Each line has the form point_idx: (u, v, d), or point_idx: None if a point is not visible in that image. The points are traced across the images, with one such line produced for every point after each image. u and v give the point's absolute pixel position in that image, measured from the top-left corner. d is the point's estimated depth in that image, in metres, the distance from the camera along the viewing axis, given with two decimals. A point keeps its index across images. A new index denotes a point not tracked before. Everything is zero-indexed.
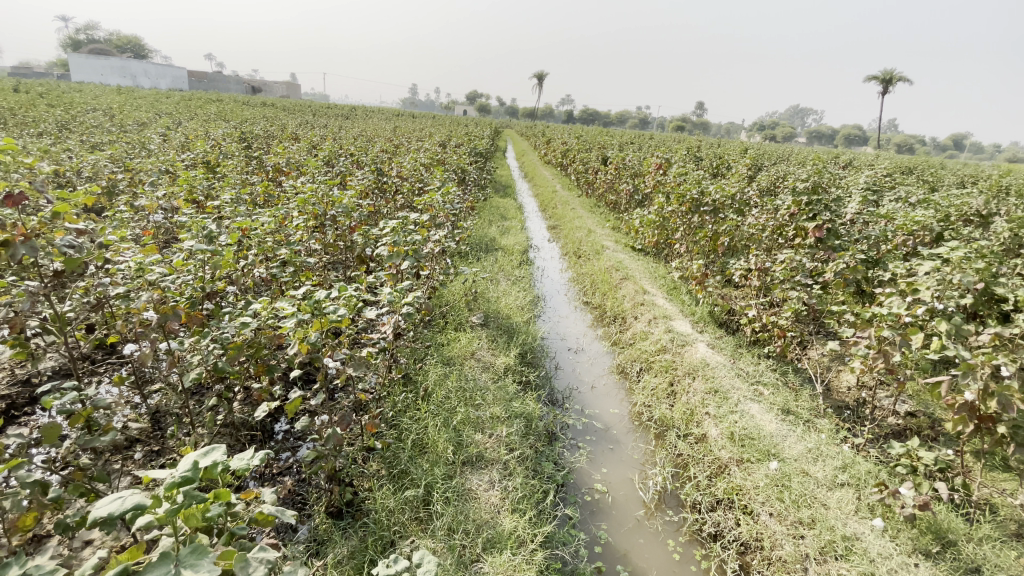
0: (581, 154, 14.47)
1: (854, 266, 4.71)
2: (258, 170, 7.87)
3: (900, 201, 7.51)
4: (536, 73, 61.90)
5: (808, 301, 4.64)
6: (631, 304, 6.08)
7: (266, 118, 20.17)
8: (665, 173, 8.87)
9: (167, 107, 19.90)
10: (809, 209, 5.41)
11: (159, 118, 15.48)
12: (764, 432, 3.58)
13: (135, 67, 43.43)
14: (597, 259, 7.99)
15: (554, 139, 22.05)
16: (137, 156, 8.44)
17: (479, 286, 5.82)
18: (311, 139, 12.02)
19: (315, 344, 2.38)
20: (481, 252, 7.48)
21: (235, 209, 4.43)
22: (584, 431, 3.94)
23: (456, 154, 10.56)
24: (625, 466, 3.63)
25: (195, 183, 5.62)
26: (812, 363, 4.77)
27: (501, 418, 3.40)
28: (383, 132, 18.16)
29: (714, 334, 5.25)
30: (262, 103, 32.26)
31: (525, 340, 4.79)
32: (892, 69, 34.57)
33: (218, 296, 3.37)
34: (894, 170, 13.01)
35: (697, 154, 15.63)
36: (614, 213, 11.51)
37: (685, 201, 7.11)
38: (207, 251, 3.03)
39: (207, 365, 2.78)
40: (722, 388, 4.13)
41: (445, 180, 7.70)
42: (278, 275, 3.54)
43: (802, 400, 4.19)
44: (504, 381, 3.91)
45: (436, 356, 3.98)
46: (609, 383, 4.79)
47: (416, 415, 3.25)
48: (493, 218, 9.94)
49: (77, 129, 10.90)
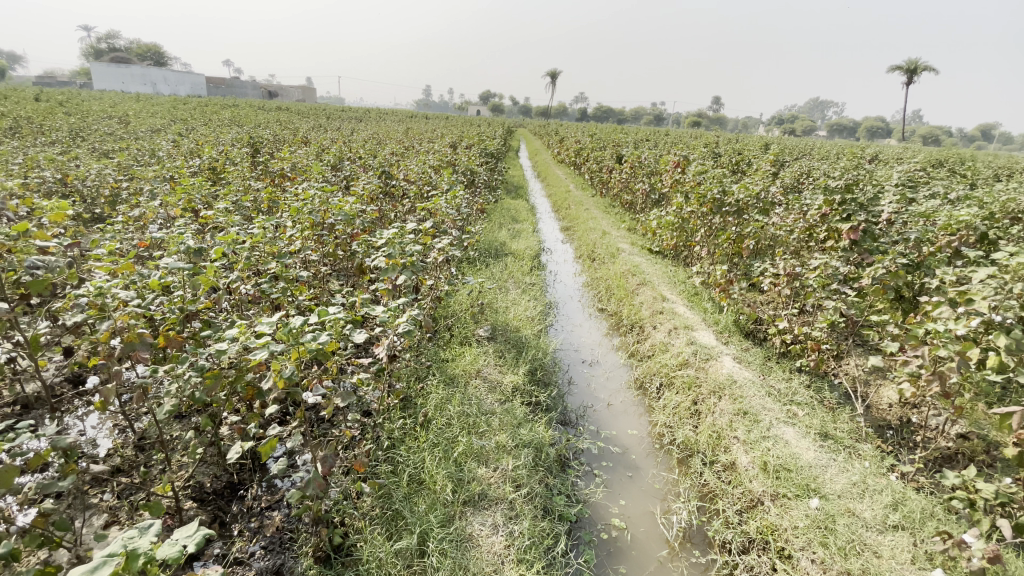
0: (595, 152, 14.09)
1: (895, 272, 4.31)
2: (263, 175, 7.68)
3: (937, 197, 7.01)
4: (549, 71, 61.37)
5: (844, 311, 4.25)
6: (650, 311, 5.73)
7: (278, 122, 20.19)
8: (684, 171, 8.47)
9: (180, 113, 19.98)
10: (842, 210, 5.00)
11: (173, 124, 15.51)
12: (801, 462, 3.22)
13: (153, 74, 44.11)
14: (613, 263, 7.64)
15: (567, 137, 21.66)
16: (144, 163, 8.32)
17: (488, 295, 5.53)
18: (321, 142, 11.87)
19: (293, 378, 2.11)
20: (491, 257, 7.20)
21: (228, 219, 4.21)
22: (600, 457, 3.61)
23: (466, 154, 10.28)
24: (645, 497, 3.30)
25: (194, 192, 5.42)
26: (850, 378, 4.37)
27: (508, 449, 3.09)
28: (395, 134, 18.01)
29: (740, 345, 4.87)
30: (276, 107, 32.47)
31: (536, 355, 4.47)
32: (916, 60, 33.51)
33: (201, 317, 3.12)
34: (926, 163, 12.35)
35: (715, 150, 15.12)
36: (629, 213, 11.14)
37: (706, 202, 6.72)
38: (186, 269, 2.80)
39: (183, 395, 2.53)
40: (752, 409, 3.77)
41: (453, 182, 7.42)
42: (268, 291, 3.30)
43: (841, 421, 3.81)
44: (511, 403, 3.60)
45: (438, 376, 3.69)
46: (626, 400, 4.45)
47: (414, 445, 2.96)
48: (504, 221, 9.66)
49: (89, 136, 10.91)
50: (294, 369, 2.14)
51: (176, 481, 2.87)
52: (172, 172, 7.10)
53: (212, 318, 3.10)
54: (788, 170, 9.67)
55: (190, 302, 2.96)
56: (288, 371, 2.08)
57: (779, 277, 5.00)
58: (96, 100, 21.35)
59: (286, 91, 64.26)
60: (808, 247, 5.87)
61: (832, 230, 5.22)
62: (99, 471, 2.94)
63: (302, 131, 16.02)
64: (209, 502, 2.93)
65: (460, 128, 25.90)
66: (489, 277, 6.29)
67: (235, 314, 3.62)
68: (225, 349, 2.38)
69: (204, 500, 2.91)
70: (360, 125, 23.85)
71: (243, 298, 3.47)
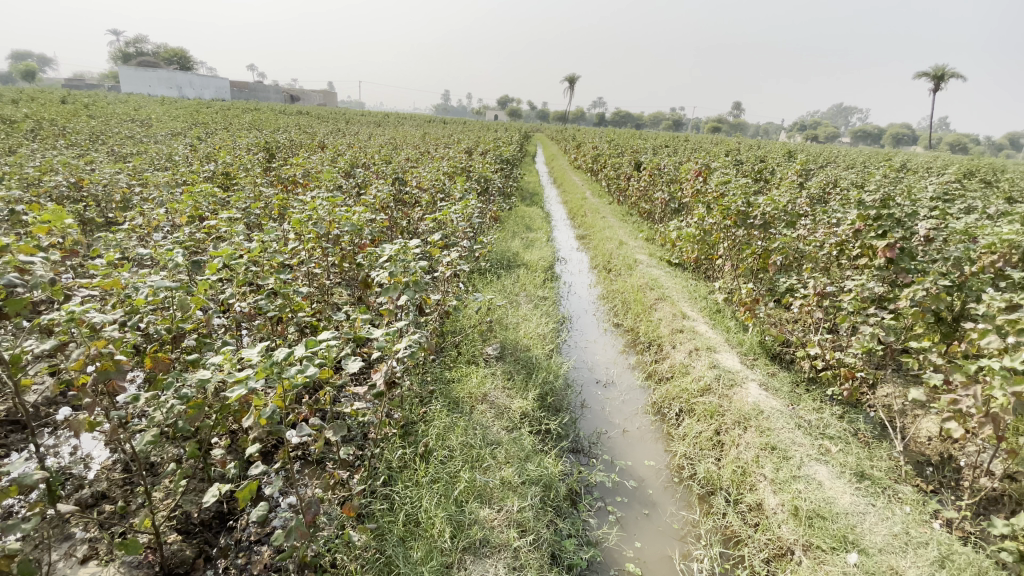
0: (612, 159, 13.82)
1: (936, 294, 4.03)
2: (275, 181, 7.60)
3: (976, 210, 6.58)
4: (567, 76, 61.08)
5: (881, 337, 3.93)
6: (668, 329, 5.44)
7: (297, 125, 20.30)
8: (705, 180, 8.14)
9: (203, 117, 20.20)
10: (877, 226, 4.68)
11: (193, 127, 15.68)
12: (836, 509, 2.93)
13: (180, 78, 45.06)
14: (630, 275, 7.35)
15: (584, 143, 21.28)
16: (159, 167, 8.32)
17: (499, 310, 5.30)
18: (336, 148, 11.82)
19: (274, 417, 1.90)
20: (503, 268, 7.00)
21: (231, 230, 4.06)
22: (614, 491, 3.36)
23: (481, 161, 10.10)
24: (662, 539, 3.03)
25: (201, 200, 5.30)
26: (887, 409, 4.05)
27: (514, 486, 2.85)
28: (411, 138, 17.98)
29: (765, 370, 4.57)
30: (297, 111, 32.94)
31: (547, 378, 4.23)
32: (944, 65, 32.43)
33: (192, 336, 2.94)
34: (960, 173, 11.78)
35: (736, 157, 14.70)
36: (647, 222, 10.84)
37: (729, 214, 6.41)
38: (174, 288, 2.63)
39: (164, 426, 2.35)
40: (780, 444, 3.48)
41: (467, 190, 7.23)
42: (265, 309, 3.12)
43: (878, 458, 3.50)
44: (519, 432, 3.37)
45: (442, 400, 3.48)
46: (643, 426, 4.18)
47: (413, 481, 2.74)
48: (518, 230, 9.45)
49: (110, 139, 11.00)
50: (274, 407, 1.92)
51: (160, 511, 2.70)
52: (184, 177, 7.04)
53: (204, 338, 2.94)
54: (815, 180, 9.26)
55: (180, 321, 2.79)
56: (269, 410, 1.87)
57: (808, 297, 4.70)
58: (119, 103, 21.66)
59: (307, 95, 65.05)
60: (838, 264, 5.54)
61: (866, 247, 4.89)
62: (83, 496, 2.80)
63: (318, 135, 16.08)
64: (195, 535, 2.75)
65: (477, 132, 25.79)
66: (500, 290, 6.07)
67: (232, 331, 3.46)
68: (207, 378, 2.19)
69: (190, 532, 2.73)
70: (377, 129, 23.91)
71: (239, 315, 3.31)
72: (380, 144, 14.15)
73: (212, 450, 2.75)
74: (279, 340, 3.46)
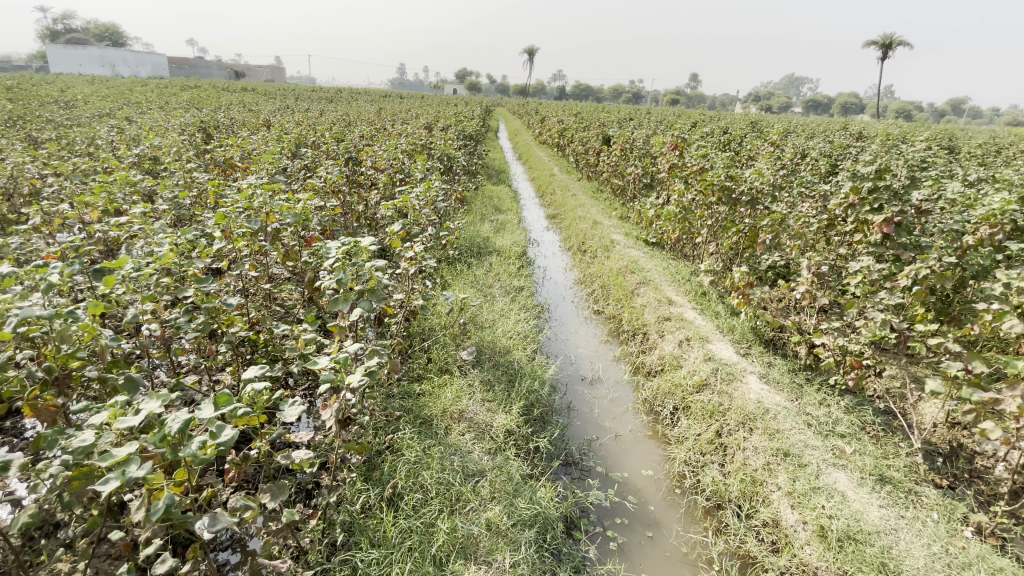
0: (580, 133, 13.28)
1: (941, 273, 3.74)
2: (212, 165, 6.71)
3: (953, 178, 6.40)
4: (526, 49, 59.63)
5: (890, 323, 3.62)
6: (655, 317, 5.04)
7: (240, 103, 18.79)
8: (681, 153, 7.73)
9: (136, 95, 18.34)
10: (873, 199, 4.32)
11: (122, 107, 14.15)
12: (866, 528, 2.61)
13: (110, 54, 41.33)
14: (607, 257, 6.91)
15: (548, 117, 20.65)
16: (77, 153, 7.26)
17: (472, 306, 4.78)
18: (285, 126, 10.82)
19: (170, 511, 1.34)
20: (472, 256, 6.46)
21: (142, 227, 3.34)
22: (613, 512, 2.95)
23: (442, 137, 9.35)
24: (672, 567, 2.65)
25: (114, 190, 4.47)
26: (890, 397, 3.80)
27: (504, 531, 2.41)
28: (367, 114, 16.88)
29: (763, 360, 4.24)
30: (242, 88, 30.80)
31: (530, 386, 3.77)
32: (890, 35, 33.01)
33: (86, 374, 2.28)
34: (925, 141, 11.75)
35: (703, 128, 14.36)
36: (619, 199, 10.45)
37: (712, 190, 6.02)
38: (46, 317, 1.92)
39: (35, 506, 1.74)
40: (793, 449, 3.15)
41: (429, 169, 6.58)
42: (184, 329, 2.49)
43: (893, 456, 3.22)
44: (503, 456, 2.92)
45: (411, 424, 2.98)
46: (636, 429, 3.80)
47: (379, 538, 2.25)
48: (485, 212, 8.86)
49: (22, 122, 9.68)
50: (171, 496, 1.36)
51: None
52: (102, 165, 6.08)
53: (104, 371, 2.28)
54: (788, 150, 8.99)
55: (68, 355, 2.11)
56: (161, 505, 1.30)
57: (804, 281, 4.37)
58: (42, 83, 19.51)
59: (252, 70, 61.10)
60: (825, 240, 5.26)
61: (859, 223, 4.57)
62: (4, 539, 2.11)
63: (265, 114, 14.78)
64: None
65: (437, 107, 24.67)
66: (472, 282, 5.54)
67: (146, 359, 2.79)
68: (89, 448, 1.59)
69: None
70: (328, 106, 22.60)
71: (153, 337, 2.65)
72: (333, 121, 13.17)
73: (121, 516, 2.15)
74: (209, 363, 2.84)
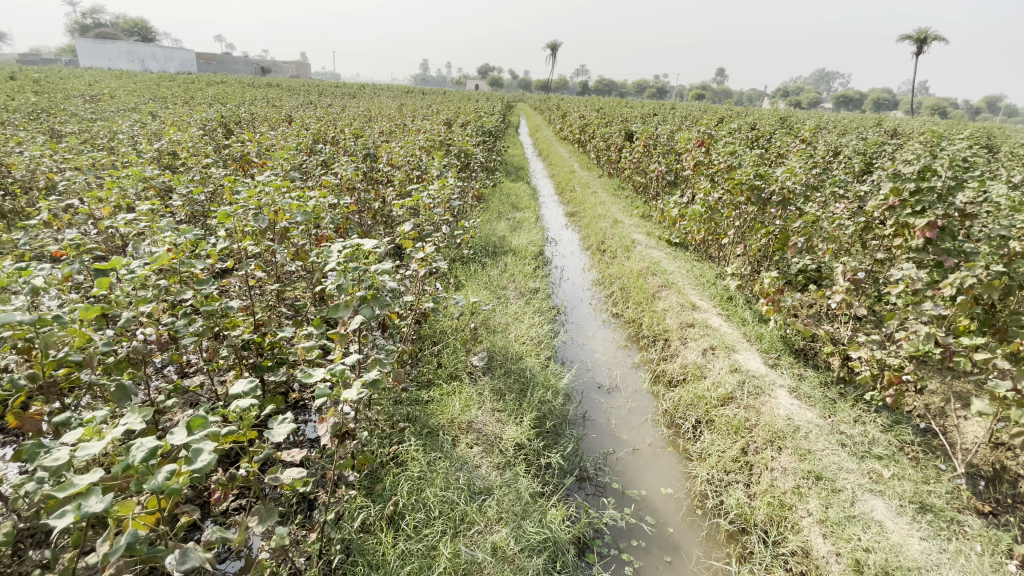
0: (602, 129, 12.98)
1: (990, 282, 3.44)
2: (229, 161, 6.68)
3: (1003, 179, 5.96)
4: (549, 44, 59.06)
5: (934, 337, 3.34)
6: (677, 323, 4.82)
7: (265, 99, 18.95)
8: (707, 150, 7.41)
9: (164, 90, 18.62)
10: (915, 200, 4.00)
11: (149, 102, 14.37)
12: (906, 564, 2.39)
13: (141, 50, 42.29)
14: (628, 258, 6.68)
15: (569, 113, 20.31)
16: (99, 147, 7.31)
17: (486, 309, 4.63)
18: (305, 122, 10.81)
19: (134, 546, 1.23)
20: (488, 256, 6.30)
21: (147, 225, 3.26)
22: (629, 533, 2.77)
23: (461, 133, 9.19)
24: None
25: (126, 186, 4.43)
26: (932, 416, 3.52)
27: (509, 557, 2.26)
28: (388, 110, 16.84)
29: (792, 371, 3.99)
30: (266, 84, 31.14)
31: (543, 395, 3.60)
32: (929, 29, 31.64)
33: (76, 381, 2.19)
34: (968, 139, 11.10)
35: (729, 124, 13.85)
36: (641, 197, 10.16)
37: (740, 189, 5.73)
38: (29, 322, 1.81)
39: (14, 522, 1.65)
40: (826, 472, 2.92)
41: (446, 166, 6.43)
42: (180, 333, 2.39)
43: (936, 481, 2.96)
44: (512, 472, 2.76)
45: (416, 435, 2.84)
46: (655, 442, 3.60)
47: (376, 561, 2.12)
48: (504, 210, 8.68)
49: (50, 117, 9.86)
50: (136, 530, 1.25)
51: None
52: (120, 159, 6.09)
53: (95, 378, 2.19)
54: (821, 147, 8.58)
55: (55, 362, 2.02)
56: (122, 542, 1.19)
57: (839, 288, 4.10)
58: (74, 78, 20.02)
59: (278, 65, 61.94)
60: (862, 244, 4.95)
61: (900, 225, 4.26)
62: None
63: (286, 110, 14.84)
64: None
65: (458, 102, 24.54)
66: (486, 283, 5.39)
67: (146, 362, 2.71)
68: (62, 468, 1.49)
69: None
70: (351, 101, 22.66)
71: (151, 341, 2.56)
72: (354, 117, 13.14)
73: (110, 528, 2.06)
74: (209, 368, 2.74)
